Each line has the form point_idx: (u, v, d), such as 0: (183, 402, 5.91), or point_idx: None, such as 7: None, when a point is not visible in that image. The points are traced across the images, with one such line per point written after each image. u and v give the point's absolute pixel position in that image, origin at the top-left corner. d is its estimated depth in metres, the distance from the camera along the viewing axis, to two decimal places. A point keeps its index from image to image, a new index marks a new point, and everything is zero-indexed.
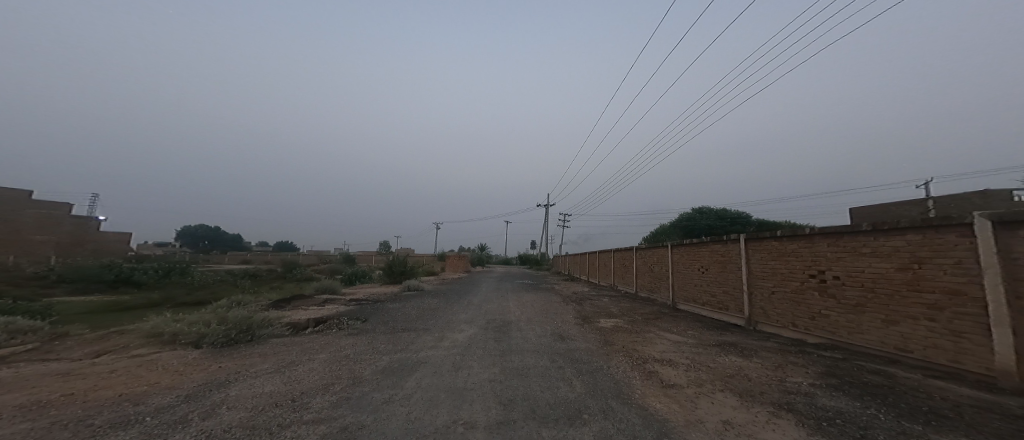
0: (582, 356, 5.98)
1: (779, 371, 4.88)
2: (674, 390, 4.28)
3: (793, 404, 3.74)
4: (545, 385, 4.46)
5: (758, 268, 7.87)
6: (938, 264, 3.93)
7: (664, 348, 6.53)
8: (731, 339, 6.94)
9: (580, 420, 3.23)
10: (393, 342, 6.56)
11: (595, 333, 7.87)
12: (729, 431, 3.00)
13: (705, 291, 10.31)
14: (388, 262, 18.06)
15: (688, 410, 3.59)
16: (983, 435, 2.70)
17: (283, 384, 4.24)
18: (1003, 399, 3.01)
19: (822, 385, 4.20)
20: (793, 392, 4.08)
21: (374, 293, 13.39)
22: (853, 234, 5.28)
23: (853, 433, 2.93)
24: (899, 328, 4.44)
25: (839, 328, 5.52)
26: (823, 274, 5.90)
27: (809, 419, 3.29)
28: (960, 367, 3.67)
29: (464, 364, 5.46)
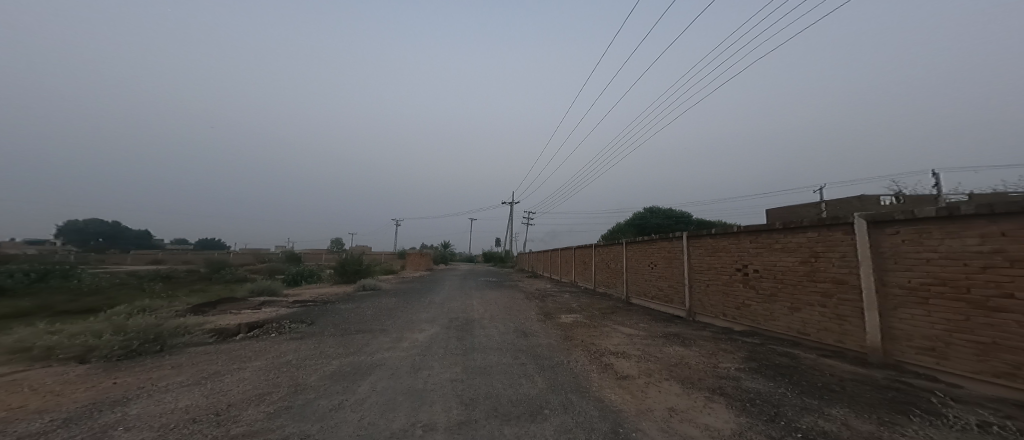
0: (544, 352, 6.13)
1: (713, 357, 5.36)
2: (626, 381, 4.52)
3: (723, 388, 4.12)
4: (507, 383, 4.49)
5: (696, 263, 8.56)
6: (830, 258, 4.53)
7: (618, 341, 6.87)
8: (676, 330, 7.48)
9: (541, 416, 3.29)
10: (348, 345, 6.18)
11: (556, 329, 8.06)
12: (672, 418, 3.21)
13: (654, 285, 11.03)
14: (340, 260, 16.99)
15: (637, 400, 3.79)
16: (861, 405, 3.16)
17: (205, 397, 3.82)
18: (871, 371, 3.58)
19: (746, 369, 4.68)
20: (724, 376, 4.51)
21: (323, 294, 12.53)
22: (769, 231, 5.94)
23: (769, 411, 3.29)
24: (802, 314, 5.07)
25: (758, 316, 6.21)
26: (746, 269, 6.56)
27: (736, 401, 3.64)
28: (845, 346, 4.30)
29: (423, 364, 5.33)
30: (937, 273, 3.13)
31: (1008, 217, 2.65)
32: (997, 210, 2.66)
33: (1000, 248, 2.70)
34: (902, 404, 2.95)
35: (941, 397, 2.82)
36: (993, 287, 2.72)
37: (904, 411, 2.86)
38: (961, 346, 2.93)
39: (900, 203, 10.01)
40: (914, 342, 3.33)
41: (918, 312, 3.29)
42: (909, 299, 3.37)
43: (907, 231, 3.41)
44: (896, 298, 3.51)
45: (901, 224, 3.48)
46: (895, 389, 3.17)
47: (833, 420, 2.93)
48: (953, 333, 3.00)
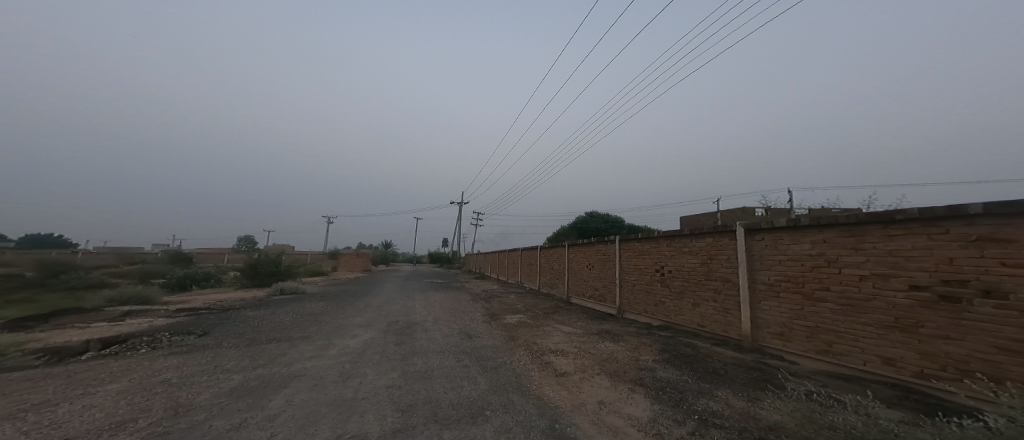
0: (486, 353, 5.59)
1: (636, 351, 5.60)
2: (563, 378, 4.41)
3: (643, 378, 4.28)
4: (448, 385, 3.97)
5: (625, 265, 9.20)
6: (721, 260, 5.17)
7: (558, 339, 6.82)
8: (608, 327, 7.89)
9: (483, 417, 3.07)
10: (260, 357, 5.12)
11: (500, 329, 7.90)
12: (600, 411, 3.25)
13: (591, 285, 11.61)
14: (250, 261, 14.78)
15: (573, 396, 3.72)
16: (736, 384, 3.58)
17: (23, 432, 2.96)
18: (743, 354, 4.11)
19: (662, 360, 4.94)
20: (643, 368, 4.69)
21: (225, 300, 10.74)
22: (680, 236, 6.61)
23: (676, 397, 3.56)
24: (701, 309, 5.72)
25: (670, 312, 6.87)
26: (663, 269, 7.20)
27: (653, 390, 3.85)
28: (730, 335, 4.96)
29: (358, 372, 4.22)
30: (786, 272, 3.75)
31: (830, 227, 3.30)
32: (822, 222, 3.31)
33: (824, 252, 3.34)
34: (761, 381, 3.43)
35: (785, 373, 3.36)
36: (819, 283, 3.36)
37: (764, 387, 3.32)
38: (798, 330, 3.56)
39: (769, 214, 12.15)
40: (770, 329, 3.96)
41: (774, 304, 3.89)
42: (769, 293, 3.98)
43: (769, 237, 4.01)
44: (759, 293, 4.12)
45: (765, 232, 4.09)
46: (758, 369, 3.69)
47: (719, 401, 3.27)
48: (795, 320, 3.62)
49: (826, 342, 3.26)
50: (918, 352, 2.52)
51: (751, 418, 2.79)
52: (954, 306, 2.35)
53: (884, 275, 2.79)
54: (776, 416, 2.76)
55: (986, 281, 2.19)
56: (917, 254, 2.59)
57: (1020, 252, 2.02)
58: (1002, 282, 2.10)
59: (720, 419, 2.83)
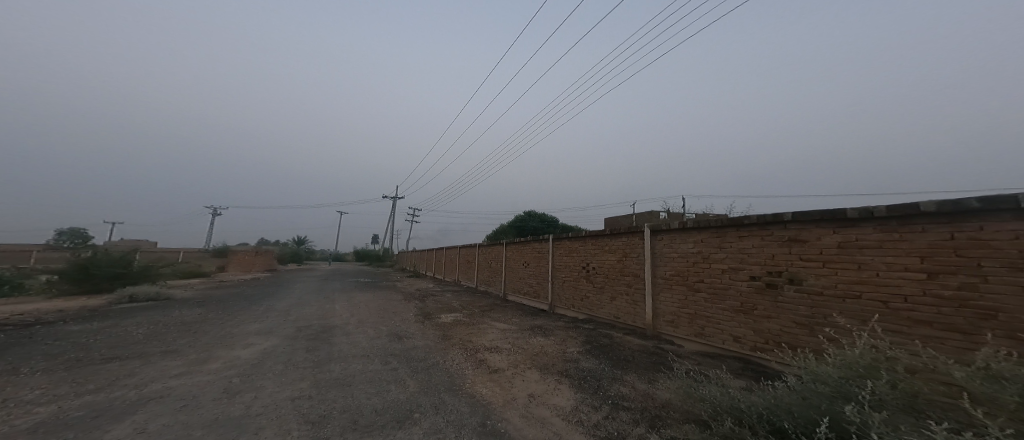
0: (417, 354, 5.17)
1: (564, 344, 5.77)
2: (497, 375, 4.21)
3: (568, 369, 4.32)
4: (372, 390, 3.49)
5: (557, 263, 9.61)
6: (632, 257, 5.77)
7: (493, 336, 6.72)
8: (540, 323, 8.15)
9: (411, 420, 2.81)
10: (87, 382, 3.91)
11: (433, 328, 7.55)
12: (529, 405, 3.20)
13: (526, 282, 11.90)
14: (78, 261, 11.14)
15: (503, 393, 3.56)
16: (638, 366, 3.99)
17: None
18: (645, 342, 4.60)
19: (584, 351, 5.15)
20: (568, 359, 4.78)
21: (43, 313, 8.18)
22: (600, 236, 7.15)
23: (594, 383, 3.73)
24: (618, 302, 6.26)
25: (593, 306, 7.40)
26: (588, 266, 7.71)
27: (577, 379, 3.91)
28: (638, 324, 5.63)
29: (253, 385, 3.56)
30: (675, 267, 4.34)
31: (708, 229, 3.91)
32: (700, 223, 3.96)
33: (700, 249, 3.97)
34: (657, 363, 3.90)
35: (674, 355, 3.91)
36: (696, 276, 3.99)
37: (659, 369, 3.78)
38: (683, 317, 4.17)
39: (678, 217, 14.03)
40: (663, 317, 4.55)
41: (667, 295, 4.47)
42: (663, 285, 4.54)
43: (664, 236, 4.60)
44: (657, 286, 4.68)
45: (663, 232, 4.65)
46: (656, 353, 4.19)
47: (628, 384, 3.56)
48: (680, 308, 4.23)
49: (700, 326, 3.90)
50: (754, 330, 3.27)
51: (649, 398, 3.13)
52: (773, 291, 3.15)
53: (735, 268, 3.52)
54: (668, 394, 3.15)
55: (791, 272, 3.03)
56: (756, 252, 3.34)
57: (810, 249, 2.89)
58: (800, 272, 2.96)
59: (626, 401, 3.11)
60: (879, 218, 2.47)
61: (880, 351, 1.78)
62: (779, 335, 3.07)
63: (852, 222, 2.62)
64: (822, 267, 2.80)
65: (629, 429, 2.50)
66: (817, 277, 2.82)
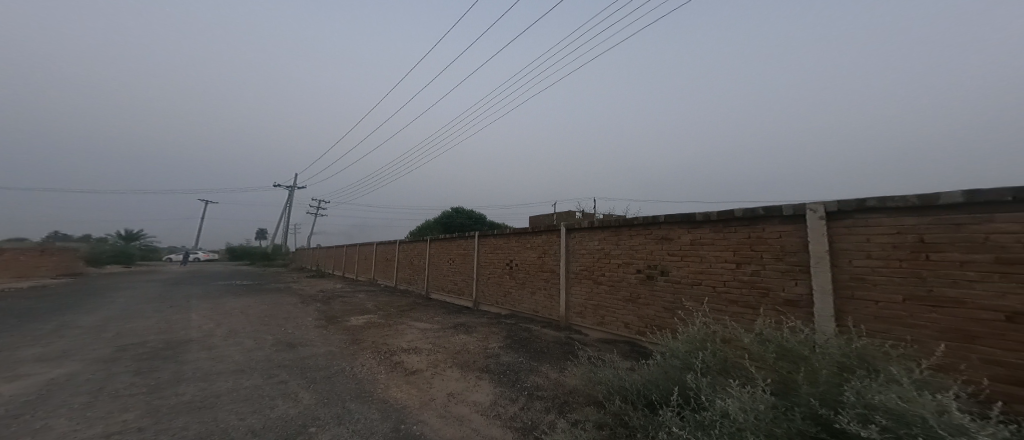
0: (318, 363, 4.58)
1: (485, 340, 5.82)
2: (415, 377, 4.02)
3: (488, 365, 4.37)
4: (250, 410, 2.94)
5: (482, 260, 9.66)
6: (551, 254, 6.16)
7: (411, 337, 6.39)
8: (463, 320, 8.07)
9: (304, 436, 2.47)
10: None
11: (342, 333, 6.80)
12: (449, 404, 3.14)
13: (450, 280, 11.67)
14: None
15: (419, 395, 3.40)
16: (551, 356, 4.27)
17: None
18: (558, 333, 4.95)
19: (505, 346, 5.28)
20: (489, 355, 4.84)
21: None
22: (523, 233, 7.45)
23: (512, 377, 3.85)
24: (537, 296, 6.61)
25: (515, 301, 7.64)
26: (511, 263, 7.92)
27: (496, 375, 3.98)
28: (554, 317, 6.04)
29: (29, 427, 2.59)
30: (584, 262, 4.79)
31: (609, 228, 4.41)
32: (603, 223, 4.45)
33: (603, 246, 4.46)
34: (567, 352, 4.24)
35: (581, 343, 4.31)
36: (599, 270, 4.47)
37: (569, 357, 4.11)
38: (589, 309, 4.62)
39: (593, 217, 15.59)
40: (574, 309, 4.97)
41: (577, 288, 4.90)
42: (574, 279, 4.97)
43: (576, 235, 5.03)
44: (570, 281, 5.09)
45: (576, 231, 5.07)
46: (567, 343, 4.54)
47: (542, 375, 3.77)
48: (586, 300, 4.69)
49: (601, 316, 4.38)
50: (637, 317, 3.83)
51: (559, 385, 3.38)
52: (651, 282, 3.74)
53: (627, 262, 4.07)
54: (575, 380, 3.45)
55: (662, 265, 3.64)
56: (642, 248, 3.90)
57: (675, 246, 3.53)
58: (668, 265, 3.58)
59: (540, 391, 3.30)
60: (719, 222, 3.15)
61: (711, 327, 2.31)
62: (654, 320, 3.65)
63: (704, 225, 3.27)
64: (680, 260, 3.46)
65: (541, 417, 2.65)
66: (677, 268, 3.47)
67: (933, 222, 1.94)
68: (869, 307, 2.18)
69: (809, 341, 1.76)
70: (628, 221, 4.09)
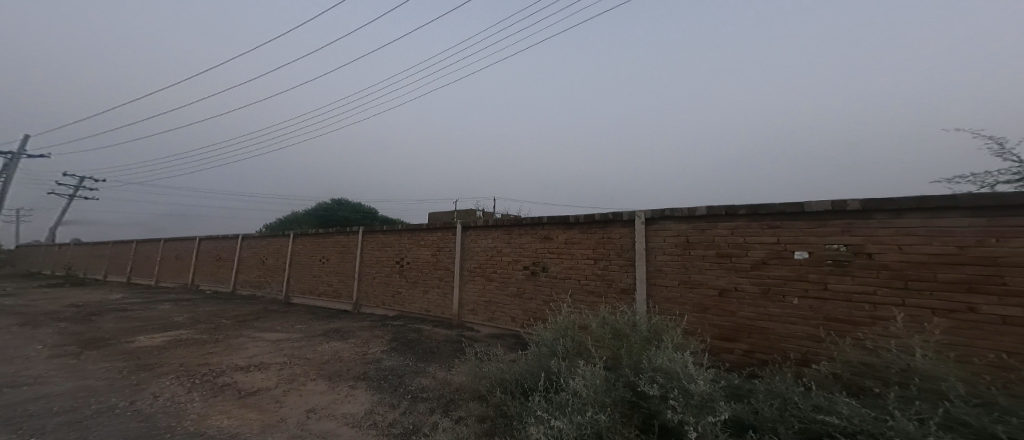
0: (78, 393, 3.07)
1: (364, 346, 5.25)
2: (253, 399, 3.19)
3: (366, 372, 3.98)
4: None
5: (366, 258, 8.71)
6: (445, 251, 6.10)
7: (254, 352, 5.11)
8: (338, 326, 7.07)
9: None
10: None
11: (141, 351, 4.88)
12: (310, 421, 2.69)
13: (322, 281, 10.05)
14: None
15: (264, 418, 2.76)
16: (439, 356, 4.19)
17: None
18: (449, 331, 4.90)
19: (389, 349, 4.91)
20: (368, 361, 4.41)
21: None
22: (417, 230, 7.09)
23: (394, 381, 3.61)
24: (428, 295, 6.42)
25: (404, 301, 7.20)
26: (401, 261, 7.44)
27: (375, 381, 3.66)
28: (447, 315, 5.99)
29: None
30: (478, 260, 4.90)
31: (502, 227, 4.64)
32: (498, 222, 4.66)
33: (495, 244, 4.67)
34: (456, 350, 4.25)
35: (471, 340, 4.39)
36: (491, 268, 4.66)
37: (457, 355, 4.13)
38: (481, 305, 4.76)
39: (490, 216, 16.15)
40: (466, 307, 5.04)
41: (471, 285, 4.96)
42: (468, 277, 5.03)
43: (472, 232, 5.10)
44: (463, 278, 5.14)
45: (471, 229, 5.14)
46: (458, 340, 4.55)
47: (429, 375, 3.67)
48: (479, 296, 4.81)
49: (492, 311, 4.57)
50: (522, 310, 4.17)
51: (446, 384, 3.36)
52: (534, 277, 4.12)
53: (515, 260, 4.38)
54: (462, 377, 3.49)
55: (543, 262, 4.06)
56: (528, 247, 4.26)
57: (553, 245, 3.99)
58: (548, 261, 4.01)
59: (425, 392, 3.20)
60: (586, 225, 3.71)
61: (572, 315, 2.75)
62: (537, 312, 4.05)
63: (576, 228, 3.80)
64: (556, 258, 3.93)
65: (424, 419, 2.57)
66: (555, 265, 3.93)
67: (692, 228, 2.91)
68: (662, 291, 3.02)
69: (633, 321, 2.31)
70: (518, 220, 4.40)
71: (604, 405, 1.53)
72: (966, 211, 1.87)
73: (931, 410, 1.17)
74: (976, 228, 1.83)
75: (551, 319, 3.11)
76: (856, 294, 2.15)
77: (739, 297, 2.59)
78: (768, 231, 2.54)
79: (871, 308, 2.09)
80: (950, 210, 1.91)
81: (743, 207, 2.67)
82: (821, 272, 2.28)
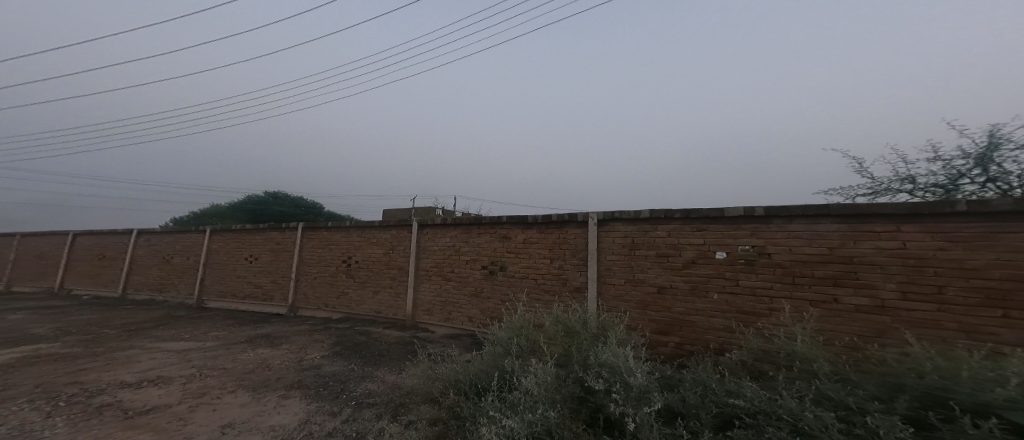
0: None
1: (300, 352, 4.78)
2: (143, 419, 2.61)
3: (303, 380, 3.65)
4: None
5: (306, 256, 7.79)
6: (400, 250, 5.87)
7: (150, 363, 4.19)
8: (268, 330, 6.31)
9: None
10: None
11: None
12: (223, 438, 2.33)
13: (247, 282, 8.74)
14: None
15: (160, 439, 2.29)
16: (389, 359, 4.00)
17: None
18: (402, 334, 4.70)
19: (331, 354, 4.56)
20: (305, 368, 4.05)
21: None
22: (369, 228, 6.68)
23: (337, 388, 3.38)
24: (379, 296, 6.12)
25: (351, 303, 6.74)
26: (349, 260, 6.94)
27: (312, 389, 3.38)
28: (400, 316, 5.75)
29: None
30: (435, 259, 4.79)
31: (461, 226, 4.60)
32: (457, 221, 4.61)
33: (454, 243, 4.61)
34: (408, 352, 4.11)
35: (425, 341, 4.28)
36: (449, 267, 4.59)
37: (408, 357, 3.99)
38: (437, 305, 4.66)
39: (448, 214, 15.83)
40: (421, 307, 4.89)
41: (427, 285, 4.83)
42: (424, 276, 4.89)
43: (429, 230, 4.97)
44: (419, 278, 4.98)
45: (428, 227, 5.00)
46: (410, 342, 4.40)
47: (376, 380, 3.49)
48: (435, 296, 4.71)
49: (448, 312, 4.50)
50: (480, 310, 4.16)
51: (396, 388, 3.24)
52: (492, 276, 4.14)
53: (473, 259, 4.36)
54: (412, 379, 3.38)
55: (501, 261, 4.10)
56: (487, 245, 4.28)
57: (511, 244, 4.06)
58: (506, 261, 4.06)
59: (372, 397, 3.05)
60: (543, 225, 3.83)
61: (527, 314, 2.81)
62: (494, 311, 4.09)
63: (533, 228, 3.91)
64: (514, 257, 4.00)
65: (371, 425, 2.45)
66: (513, 264, 3.99)
67: (633, 230, 3.16)
68: (610, 288, 3.22)
69: (584, 318, 2.43)
70: (477, 219, 4.40)
71: (554, 402, 1.60)
72: (835, 218, 2.35)
73: (814, 390, 1.41)
74: (839, 232, 2.31)
75: (507, 318, 3.16)
76: (759, 289, 2.52)
77: (671, 294, 2.87)
78: (695, 233, 2.85)
79: (768, 300, 2.47)
80: (824, 217, 2.39)
81: (678, 211, 2.93)
82: (734, 269, 2.64)
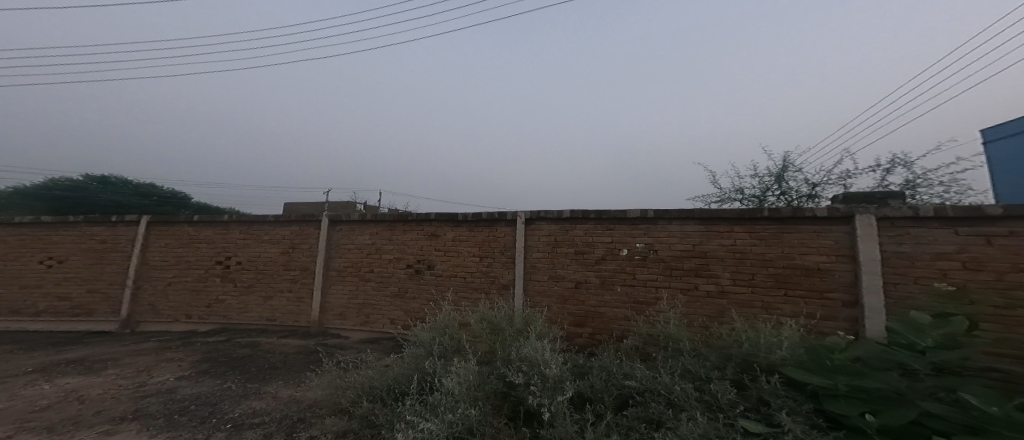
0: None
1: (140, 375, 3.72)
2: None
3: (143, 408, 2.86)
4: None
5: (154, 258, 6.11)
6: (303, 249, 5.19)
7: None
8: (83, 353, 4.70)
9: None
10: None
11: None
12: None
13: (48, 294, 6.38)
14: None
15: None
16: (287, 373, 3.47)
17: None
18: (305, 343, 4.13)
19: (191, 374, 3.69)
20: (150, 394, 3.18)
21: None
22: (261, 223, 5.68)
23: (203, 412, 2.77)
24: (273, 301, 5.30)
25: (230, 312, 5.62)
26: (226, 261, 5.73)
27: (160, 418, 2.68)
28: (302, 323, 5.07)
29: None
30: (351, 259, 4.36)
31: (383, 223, 4.29)
32: (377, 217, 4.29)
33: (374, 241, 4.28)
34: (312, 363, 3.64)
35: (337, 347, 3.86)
36: (367, 267, 4.24)
37: (311, 368, 3.54)
38: (352, 308, 4.25)
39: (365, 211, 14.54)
40: (331, 312, 4.40)
41: (341, 287, 4.36)
42: (338, 277, 4.41)
43: (344, 227, 4.50)
44: (328, 280, 4.47)
45: (343, 224, 4.54)
46: (315, 351, 3.91)
47: (265, 397, 2.99)
48: (348, 299, 4.30)
49: (365, 315, 4.15)
50: (403, 311, 3.95)
51: (294, 403, 2.84)
52: (418, 275, 3.97)
53: (398, 258, 4.11)
54: (316, 393, 3.01)
55: (429, 260, 3.96)
56: (412, 244, 4.09)
57: (439, 242, 3.96)
58: (434, 259, 3.94)
59: (258, 417, 2.61)
60: (468, 223, 3.86)
61: (451, 313, 2.77)
62: (418, 312, 3.95)
63: (461, 227, 3.89)
64: (441, 255, 3.91)
65: None
66: (441, 262, 3.89)
67: (557, 229, 3.41)
68: (535, 284, 3.41)
69: (508, 316, 2.52)
70: (401, 216, 4.17)
71: (475, 399, 1.62)
72: (698, 220, 2.90)
73: (682, 366, 1.74)
74: (699, 232, 2.88)
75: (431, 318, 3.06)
76: (649, 280, 2.98)
77: (586, 287, 3.19)
78: (606, 232, 3.21)
79: (654, 290, 2.95)
80: (690, 220, 2.92)
81: (593, 212, 3.25)
82: (633, 263, 3.05)
